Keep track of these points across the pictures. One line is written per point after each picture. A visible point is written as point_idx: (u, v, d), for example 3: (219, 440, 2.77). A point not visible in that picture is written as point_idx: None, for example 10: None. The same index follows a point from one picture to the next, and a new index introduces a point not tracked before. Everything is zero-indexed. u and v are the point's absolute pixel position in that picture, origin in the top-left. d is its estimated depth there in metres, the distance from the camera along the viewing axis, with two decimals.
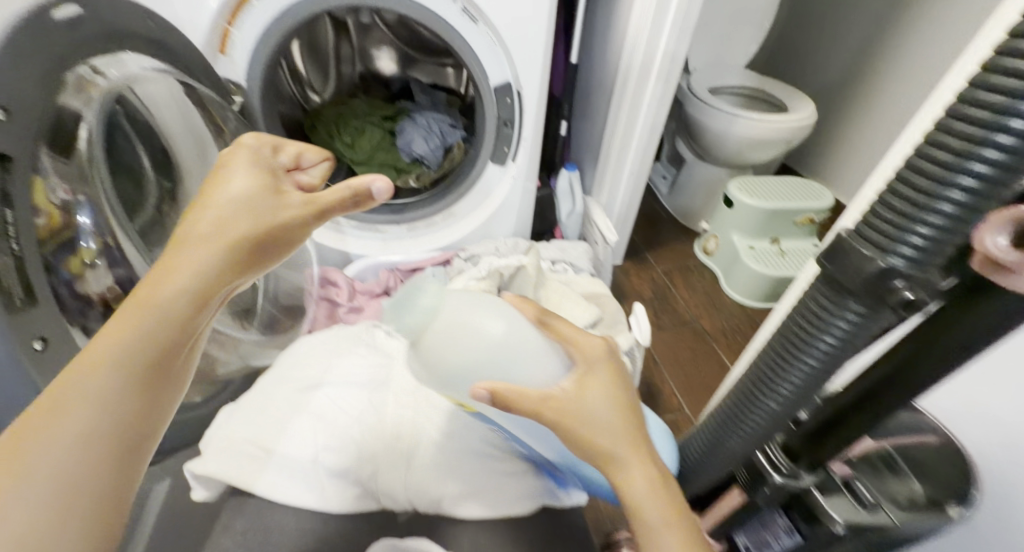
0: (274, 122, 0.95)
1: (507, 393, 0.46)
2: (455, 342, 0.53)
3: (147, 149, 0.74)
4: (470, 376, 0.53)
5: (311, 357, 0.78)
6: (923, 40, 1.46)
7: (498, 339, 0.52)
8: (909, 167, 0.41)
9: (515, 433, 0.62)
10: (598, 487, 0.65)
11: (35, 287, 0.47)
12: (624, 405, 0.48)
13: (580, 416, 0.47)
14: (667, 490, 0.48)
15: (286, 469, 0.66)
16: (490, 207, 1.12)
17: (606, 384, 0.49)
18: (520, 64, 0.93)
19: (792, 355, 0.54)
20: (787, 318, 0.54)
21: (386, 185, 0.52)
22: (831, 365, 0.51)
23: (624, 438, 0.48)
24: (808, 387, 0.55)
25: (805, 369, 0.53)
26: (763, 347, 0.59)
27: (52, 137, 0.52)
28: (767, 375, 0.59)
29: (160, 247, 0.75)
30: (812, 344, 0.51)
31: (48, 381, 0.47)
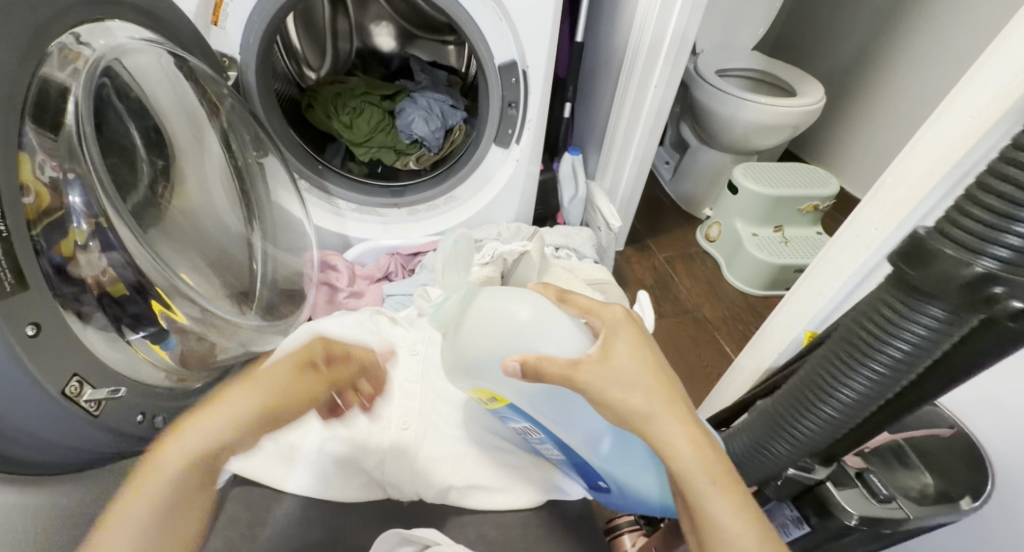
0: (270, 99, 0.91)
1: (540, 360, 0.48)
2: (486, 328, 0.55)
3: (138, 126, 0.71)
4: (497, 358, 0.54)
5: (318, 348, 0.72)
6: (935, 24, 1.43)
7: (528, 320, 0.54)
8: (1005, 162, 0.37)
9: (548, 435, 0.59)
10: (639, 496, 0.61)
11: (26, 272, 0.44)
12: (653, 367, 0.50)
13: (614, 379, 0.49)
14: (706, 444, 0.49)
15: (291, 459, 0.65)
16: (492, 191, 1.08)
17: (635, 347, 0.51)
18: (527, 42, 0.89)
19: (850, 362, 0.48)
20: (852, 323, 0.49)
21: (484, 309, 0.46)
22: (899, 375, 0.46)
23: (652, 393, 0.49)
24: (865, 401, 0.49)
25: (866, 379, 0.47)
26: (819, 352, 0.53)
27: (35, 111, 0.48)
28: (814, 386, 0.53)
29: (155, 229, 0.71)
30: (876, 349, 0.46)
31: (42, 368, 0.44)
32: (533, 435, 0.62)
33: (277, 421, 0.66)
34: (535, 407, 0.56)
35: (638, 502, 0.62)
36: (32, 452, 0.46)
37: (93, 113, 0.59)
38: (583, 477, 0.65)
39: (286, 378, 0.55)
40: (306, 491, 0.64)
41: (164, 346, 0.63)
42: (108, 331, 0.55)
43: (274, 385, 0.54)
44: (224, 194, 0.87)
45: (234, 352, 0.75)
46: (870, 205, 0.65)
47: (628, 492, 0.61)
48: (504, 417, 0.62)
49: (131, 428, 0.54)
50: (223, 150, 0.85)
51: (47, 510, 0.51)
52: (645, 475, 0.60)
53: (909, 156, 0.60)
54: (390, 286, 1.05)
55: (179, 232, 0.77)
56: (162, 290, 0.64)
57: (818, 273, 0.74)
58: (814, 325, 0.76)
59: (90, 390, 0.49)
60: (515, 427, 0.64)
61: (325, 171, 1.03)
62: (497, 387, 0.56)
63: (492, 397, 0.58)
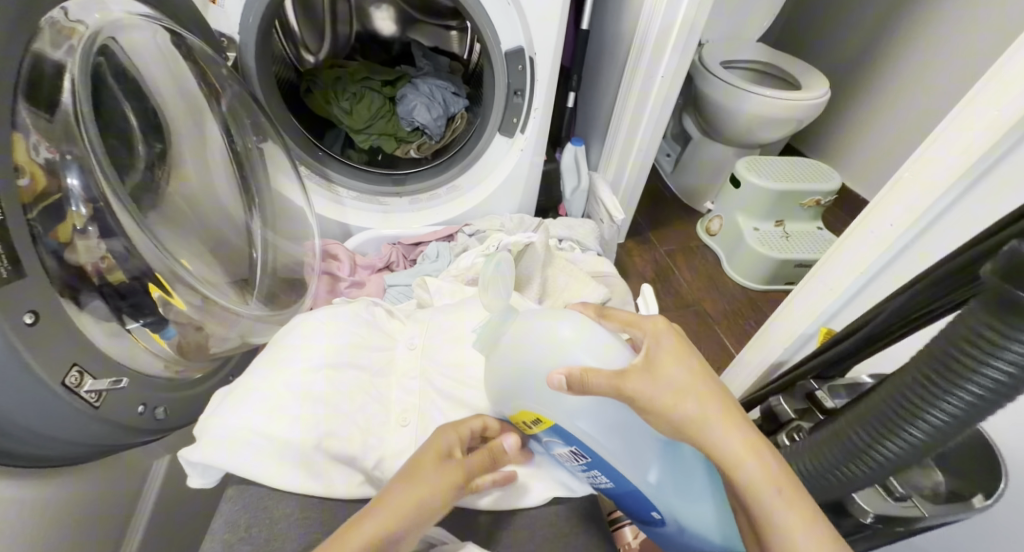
0: (269, 81, 0.88)
1: (584, 372, 0.50)
2: (531, 346, 0.58)
3: (136, 110, 0.67)
4: (539, 372, 0.58)
5: (307, 342, 0.66)
6: (943, 18, 1.41)
7: (570, 338, 0.57)
8: None
9: (595, 459, 0.56)
10: (698, 529, 0.55)
11: (22, 257, 0.43)
12: (704, 377, 0.51)
13: (665, 388, 0.50)
14: (768, 452, 0.48)
15: (293, 460, 0.58)
16: (495, 181, 1.05)
17: (682, 358, 0.52)
18: (536, 26, 0.85)
19: (940, 382, 0.44)
20: (943, 341, 0.45)
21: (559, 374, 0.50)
22: (1000, 398, 0.41)
23: (701, 398, 0.50)
24: (957, 427, 0.44)
25: (959, 402, 0.43)
26: (900, 374, 0.49)
27: (30, 89, 0.46)
28: (894, 409, 0.48)
29: (153, 211, 0.67)
30: (974, 368, 0.42)
31: (40, 359, 0.42)
32: (580, 460, 0.58)
33: (286, 422, 0.60)
34: (584, 427, 0.56)
35: (698, 538, 0.55)
36: (29, 446, 0.44)
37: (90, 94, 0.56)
38: (632, 512, 0.59)
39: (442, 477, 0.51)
40: (299, 488, 0.58)
41: (164, 336, 0.60)
42: (108, 321, 0.53)
43: (431, 479, 0.50)
44: (225, 180, 0.84)
45: (231, 344, 0.72)
46: (889, 195, 0.63)
47: (682, 529, 0.55)
48: (551, 442, 0.61)
49: (132, 420, 0.52)
50: (222, 135, 0.82)
51: (57, 502, 0.49)
52: (700, 500, 0.54)
53: (929, 149, 0.58)
54: (392, 276, 1.03)
55: (176, 213, 0.73)
56: (160, 274, 0.60)
57: (831, 271, 0.71)
58: (820, 322, 0.74)
59: (91, 380, 0.48)
60: (559, 453, 0.62)
61: (327, 158, 1.00)
62: (540, 405, 0.58)
63: (536, 419, 0.59)
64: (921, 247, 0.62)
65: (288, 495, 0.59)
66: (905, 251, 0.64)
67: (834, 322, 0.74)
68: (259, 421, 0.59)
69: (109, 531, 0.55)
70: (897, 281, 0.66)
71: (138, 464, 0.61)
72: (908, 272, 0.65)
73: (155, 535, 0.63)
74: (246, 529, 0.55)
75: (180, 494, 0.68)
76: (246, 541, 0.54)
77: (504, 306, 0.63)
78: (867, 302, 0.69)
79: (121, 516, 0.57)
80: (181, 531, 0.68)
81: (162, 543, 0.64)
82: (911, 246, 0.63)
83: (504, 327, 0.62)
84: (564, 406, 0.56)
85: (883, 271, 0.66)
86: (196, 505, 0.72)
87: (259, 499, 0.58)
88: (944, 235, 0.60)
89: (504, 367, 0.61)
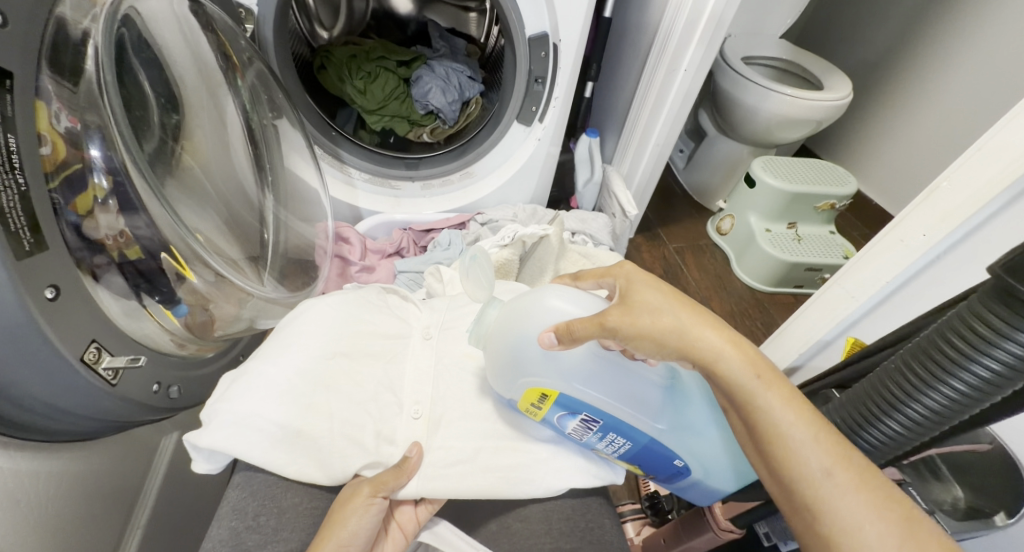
0: (287, 55, 0.84)
1: (568, 324, 0.52)
2: (528, 317, 0.59)
3: (151, 83, 0.64)
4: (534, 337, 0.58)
5: (318, 324, 0.64)
6: (972, 25, 1.39)
7: (556, 300, 0.58)
8: None
9: (608, 422, 0.56)
10: (716, 460, 0.59)
11: (42, 224, 0.41)
12: (678, 295, 0.52)
13: (642, 309, 0.51)
14: (750, 348, 0.48)
15: (303, 448, 0.56)
16: (511, 169, 1.02)
17: (653, 284, 0.53)
18: (564, 11, 0.82)
19: (923, 376, 0.42)
20: (933, 333, 0.43)
21: (544, 336, 0.52)
22: (984, 398, 0.40)
23: (676, 311, 0.50)
24: (936, 423, 0.43)
25: (941, 397, 0.41)
26: (886, 364, 0.47)
27: (52, 55, 0.44)
28: (873, 398, 0.46)
29: (171, 181, 0.65)
30: (963, 362, 0.39)
31: (61, 332, 0.41)
32: (592, 431, 0.58)
33: (292, 408, 0.57)
34: (589, 387, 0.57)
35: (718, 467, 0.59)
36: (44, 420, 0.43)
37: (114, 63, 0.54)
38: (655, 471, 0.61)
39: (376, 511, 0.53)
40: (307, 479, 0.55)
41: (176, 313, 0.57)
42: (127, 299, 0.51)
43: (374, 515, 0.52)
44: (240, 154, 0.82)
45: (240, 326, 0.69)
46: (921, 205, 0.61)
47: (699, 466, 0.59)
48: (558, 423, 0.60)
49: (147, 398, 0.50)
50: (237, 110, 0.80)
51: (68, 477, 0.48)
52: (708, 433, 0.58)
53: (974, 156, 0.56)
54: (402, 262, 1.01)
55: (192, 181, 0.70)
56: (178, 251, 0.57)
57: (855, 278, 0.69)
58: (843, 329, 0.72)
59: (109, 356, 0.46)
60: (571, 430, 0.59)
61: (340, 138, 0.96)
62: (546, 374, 0.57)
63: (542, 395, 0.57)
64: (953, 258, 0.60)
65: (297, 483, 0.57)
66: (937, 261, 0.61)
67: (858, 330, 0.71)
68: (270, 408, 0.56)
69: (115, 514, 0.54)
70: (926, 292, 0.63)
71: (145, 445, 0.59)
72: (940, 283, 0.62)
73: (159, 520, 0.61)
74: (254, 518, 0.54)
75: (185, 478, 0.66)
76: (254, 529, 0.53)
77: (487, 295, 0.63)
78: (891, 312, 0.67)
79: (130, 498, 0.55)
80: (184, 516, 0.66)
81: (165, 527, 0.62)
82: (944, 257, 0.60)
83: (491, 315, 0.62)
84: (571, 367, 0.58)
85: (912, 280, 0.64)
86: (200, 489, 0.70)
87: (267, 487, 0.56)
88: (981, 248, 0.57)
89: (497, 346, 0.60)
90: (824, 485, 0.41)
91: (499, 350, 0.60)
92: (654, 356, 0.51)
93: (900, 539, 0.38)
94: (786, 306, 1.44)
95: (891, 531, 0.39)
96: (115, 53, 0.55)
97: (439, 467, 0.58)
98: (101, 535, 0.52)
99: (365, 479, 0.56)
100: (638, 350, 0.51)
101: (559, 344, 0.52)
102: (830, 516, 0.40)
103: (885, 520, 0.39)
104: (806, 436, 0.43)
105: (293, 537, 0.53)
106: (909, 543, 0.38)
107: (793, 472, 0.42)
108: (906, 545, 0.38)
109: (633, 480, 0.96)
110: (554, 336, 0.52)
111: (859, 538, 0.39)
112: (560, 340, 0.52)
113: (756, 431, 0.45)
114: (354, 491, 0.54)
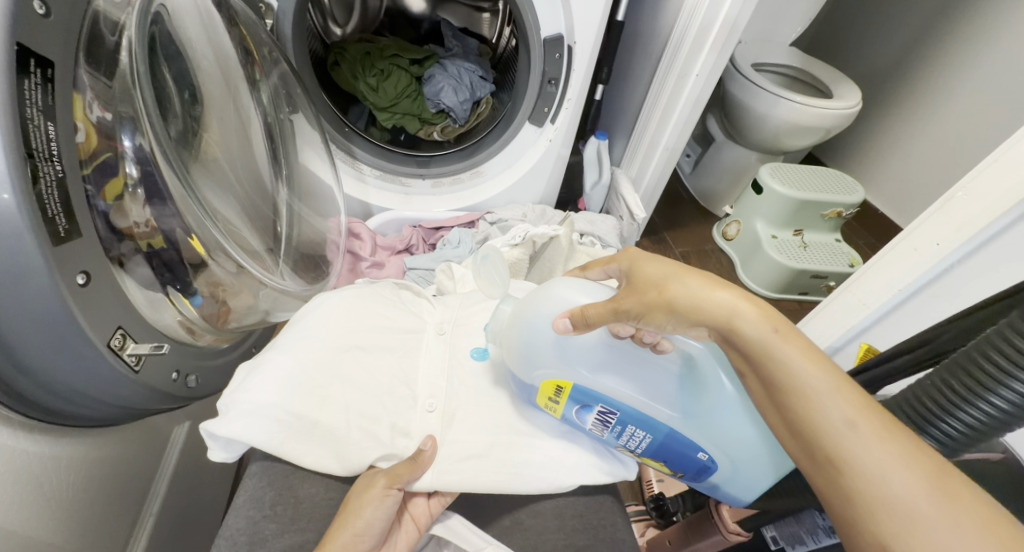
0: (304, 50, 0.84)
1: (582, 309, 0.53)
2: (545, 309, 0.58)
3: (176, 71, 0.64)
4: (545, 332, 0.59)
5: (332, 319, 0.64)
6: (983, 39, 1.39)
7: (569, 289, 0.58)
8: None
9: (624, 413, 0.56)
10: (745, 452, 0.55)
11: (77, 213, 0.41)
12: (681, 263, 0.51)
13: (648, 286, 0.51)
14: (766, 304, 0.46)
15: (319, 438, 0.56)
16: (522, 169, 1.02)
17: (657, 258, 0.53)
18: (582, 15, 0.82)
19: (961, 393, 0.42)
20: (968, 348, 0.43)
21: (557, 325, 0.54)
22: (1022, 414, 0.40)
23: (687, 274, 0.49)
24: (972, 439, 0.43)
25: (978, 414, 0.42)
26: (919, 377, 0.47)
27: (88, 49, 0.45)
28: (906, 414, 0.47)
29: (195, 168, 0.65)
30: (1005, 379, 0.40)
31: (91, 317, 0.41)
32: (610, 420, 0.58)
33: (304, 398, 0.57)
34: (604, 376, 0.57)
35: (748, 460, 0.55)
36: (71, 405, 0.44)
37: (146, 54, 0.55)
38: (680, 468, 0.59)
39: (392, 498, 0.53)
40: (321, 470, 0.56)
41: (193, 302, 0.57)
42: (151, 288, 0.51)
43: (388, 504, 0.52)
44: (257, 143, 0.82)
45: (254, 318, 0.70)
46: (935, 214, 0.62)
47: (729, 458, 0.56)
48: (576, 417, 0.60)
49: (166, 387, 0.51)
50: (256, 103, 0.81)
51: (82, 460, 0.48)
52: (733, 421, 0.54)
53: (993, 166, 0.56)
54: (412, 259, 1.02)
55: (216, 169, 0.71)
56: (198, 240, 0.58)
57: (868, 285, 0.69)
58: (855, 335, 0.73)
59: (133, 343, 0.46)
60: (590, 425, 0.60)
61: (352, 134, 0.98)
62: (563, 369, 0.58)
63: (558, 387, 0.58)
64: (965, 268, 0.60)
65: (311, 475, 0.58)
66: (949, 271, 0.61)
67: (870, 337, 0.71)
68: (283, 398, 0.56)
69: (127, 501, 0.54)
70: (939, 301, 0.63)
71: (159, 434, 0.59)
72: (955, 293, 0.62)
73: (168, 509, 0.61)
74: (270, 507, 0.54)
75: (196, 468, 0.67)
76: (270, 518, 0.54)
77: (501, 292, 0.66)
78: (902, 320, 0.67)
79: (142, 486, 0.56)
80: (193, 506, 0.66)
81: (175, 517, 0.62)
82: (958, 266, 0.61)
83: (506, 311, 0.64)
84: (589, 357, 0.58)
85: (923, 289, 0.64)
86: (206, 481, 0.70)
87: (283, 477, 0.57)
88: (996, 258, 0.58)
89: (511, 340, 0.61)
90: (846, 437, 0.38)
91: (512, 340, 0.61)
92: (666, 327, 0.50)
93: (930, 490, 0.35)
94: (791, 313, 1.44)
95: (919, 482, 0.36)
96: (147, 45, 0.56)
97: (452, 460, 0.59)
98: (112, 519, 0.52)
99: (380, 471, 0.56)
100: (652, 325, 0.50)
101: (579, 329, 0.53)
102: (854, 468, 0.37)
103: (914, 470, 0.36)
104: (825, 387, 0.40)
105: (308, 527, 0.54)
106: (939, 493, 0.35)
107: (812, 424, 0.40)
108: (936, 496, 0.35)
109: (637, 482, 0.96)
110: (572, 322, 0.53)
111: (883, 486, 0.36)
112: (577, 326, 0.53)
113: (775, 388, 0.43)
114: (369, 484, 0.54)
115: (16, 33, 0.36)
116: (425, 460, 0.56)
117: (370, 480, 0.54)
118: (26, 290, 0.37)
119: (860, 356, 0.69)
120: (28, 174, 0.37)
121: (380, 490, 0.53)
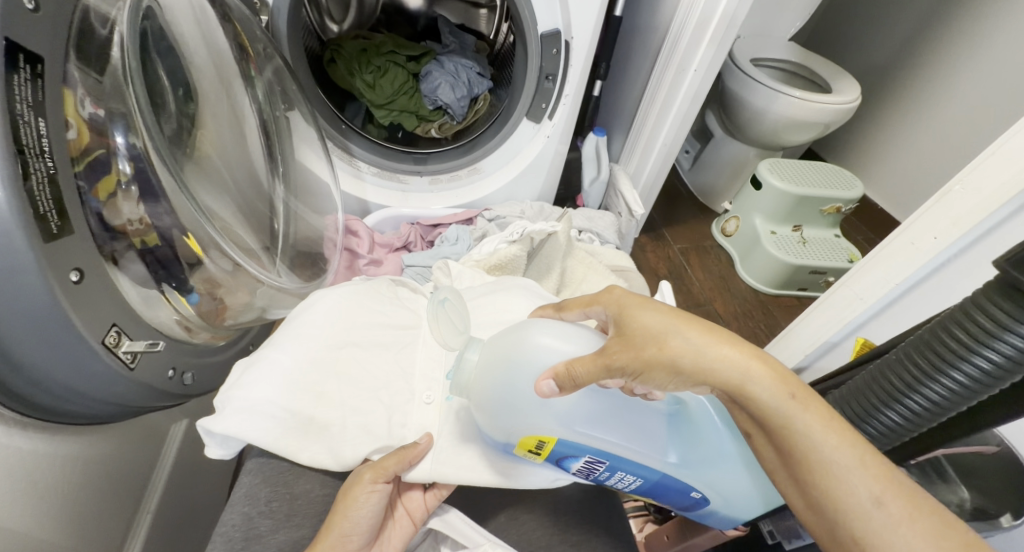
0: (299, 46, 0.84)
1: (566, 367, 0.48)
2: (523, 361, 0.54)
3: (169, 68, 0.64)
4: (519, 386, 0.54)
5: (327, 316, 0.64)
6: (983, 32, 1.39)
7: (545, 341, 0.54)
8: None
9: (614, 462, 0.55)
10: (737, 490, 0.57)
11: (69, 210, 0.41)
12: (678, 312, 0.48)
13: (646, 341, 0.47)
14: (776, 366, 0.45)
15: (315, 435, 0.57)
16: (520, 165, 1.01)
17: (649, 305, 0.50)
18: (577, 9, 0.81)
19: (926, 367, 0.44)
20: (936, 325, 0.44)
21: (542, 389, 0.49)
22: (982, 389, 0.41)
23: (691, 328, 0.46)
24: (936, 413, 0.44)
25: (941, 389, 0.43)
26: (892, 353, 0.48)
27: (79, 45, 0.45)
28: (874, 389, 0.48)
29: (189, 165, 0.65)
30: (966, 355, 0.41)
31: (84, 316, 0.41)
32: (599, 469, 0.56)
33: (300, 395, 0.57)
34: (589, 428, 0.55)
35: (739, 497, 0.57)
36: (65, 403, 0.44)
37: (139, 50, 0.55)
38: (670, 502, 0.60)
39: (380, 492, 0.53)
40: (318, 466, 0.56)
41: (189, 300, 0.57)
42: (146, 286, 0.51)
43: (377, 497, 0.52)
44: (255, 143, 0.82)
45: (251, 316, 0.70)
46: (933, 207, 0.61)
47: (721, 496, 0.57)
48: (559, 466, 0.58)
49: (162, 384, 0.51)
50: (251, 101, 0.81)
51: (78, 458, 0.48)
52: (729, 465, 0.57)
53: (991, 159, 0.56)
54: (410, 256, 1.01)
55: (210, 168, 0.70)
56: (193, 237, 0.57)
57: (864, 280, 0.69)
58: (851, 330, 0.72)
59: (128, 340, 0.46)
60: (575, 471, 0.58)
61: (349, 131, 0.97)
62: (545, 425, 0.54)
63: (540, 442, 0.55)
64: (962, 262, 0.60)
65: (308, 471, 0.58)
66: (946, 265, 0.61)
67: (867, 332, 0.71)
68: (281, 394, 0.56)
69: (124, 498, 0.54)
70: (937, 295, 0.63)
71: (156, 431, 0.59)
72: (951, 287, 0.62)
73: (166, 507, 0.61)
74: (267, 503, 0.54)
75: (193, 465, 0.67)
76: (266, 514, 0.54)
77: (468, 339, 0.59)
78: (900, 313, 0.67)
79: (140, 483, 0.56)
80: (191, 503, 0.66)
81: (173, 515, 0.62)
82: (955, 259, 0.61)
83: (471, 359, 0.57)
84: (574, 410, 0.55)
85: (921, 283, 0.64)
86: (204, 479, 0.70)
87: (280, 473, 0.57)
88: (992, 251, 0.58)
89: (483, 393, 0.56)
90: (875, 516, 0.39)
91: (483, 393, 0.56)
92: (668, 386, 0.46)
93: None
94: (789, 309, 1.44)
95: None
96: (139, 42, 0.56)
97: (449, 457, 0.59)
98: (108, 518, 0.52)
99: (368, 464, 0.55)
100: (650, 384, 0.47)
101: (568, 390, 0.48)
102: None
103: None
104: (850, 462, 0.40)
105: (305, 524, 0.54)
106: None
107: (837, 501, 0.40)
108: None
109: None
110: (558, 383, 0.48)
111: None
112: (563, 387, 0.48)
113: (794, 460, 0.42)
114: (356, 477, 0.54)
115: (5, 29, 0.36)
116: (413, 452, 0.56)
117: (357, 473, 0.54)
118: (17, 289, 0.37)
119: (856, 350, 0.69)
120: (19, 169, 0.37)
121: (369, 483, 0.53)
